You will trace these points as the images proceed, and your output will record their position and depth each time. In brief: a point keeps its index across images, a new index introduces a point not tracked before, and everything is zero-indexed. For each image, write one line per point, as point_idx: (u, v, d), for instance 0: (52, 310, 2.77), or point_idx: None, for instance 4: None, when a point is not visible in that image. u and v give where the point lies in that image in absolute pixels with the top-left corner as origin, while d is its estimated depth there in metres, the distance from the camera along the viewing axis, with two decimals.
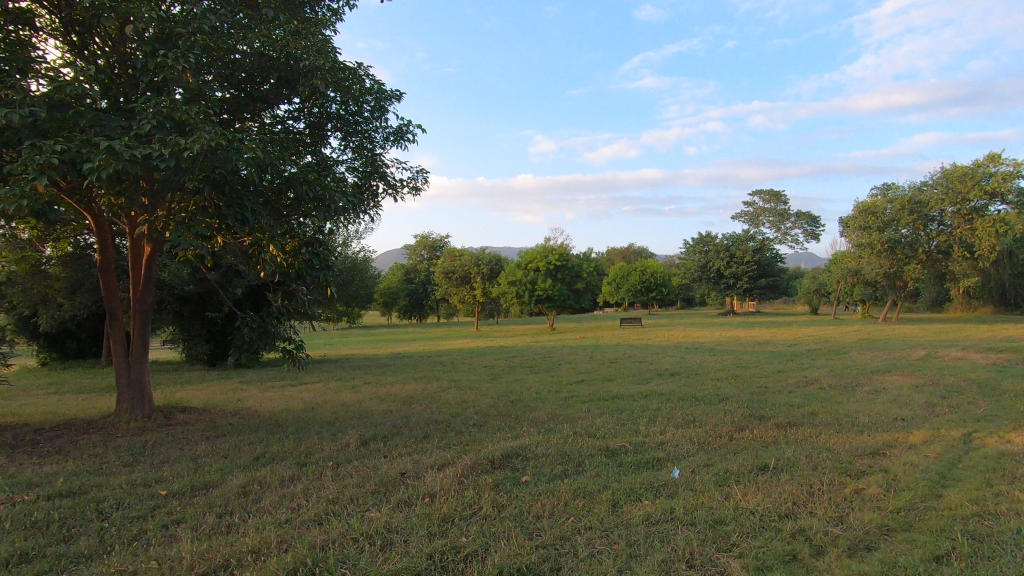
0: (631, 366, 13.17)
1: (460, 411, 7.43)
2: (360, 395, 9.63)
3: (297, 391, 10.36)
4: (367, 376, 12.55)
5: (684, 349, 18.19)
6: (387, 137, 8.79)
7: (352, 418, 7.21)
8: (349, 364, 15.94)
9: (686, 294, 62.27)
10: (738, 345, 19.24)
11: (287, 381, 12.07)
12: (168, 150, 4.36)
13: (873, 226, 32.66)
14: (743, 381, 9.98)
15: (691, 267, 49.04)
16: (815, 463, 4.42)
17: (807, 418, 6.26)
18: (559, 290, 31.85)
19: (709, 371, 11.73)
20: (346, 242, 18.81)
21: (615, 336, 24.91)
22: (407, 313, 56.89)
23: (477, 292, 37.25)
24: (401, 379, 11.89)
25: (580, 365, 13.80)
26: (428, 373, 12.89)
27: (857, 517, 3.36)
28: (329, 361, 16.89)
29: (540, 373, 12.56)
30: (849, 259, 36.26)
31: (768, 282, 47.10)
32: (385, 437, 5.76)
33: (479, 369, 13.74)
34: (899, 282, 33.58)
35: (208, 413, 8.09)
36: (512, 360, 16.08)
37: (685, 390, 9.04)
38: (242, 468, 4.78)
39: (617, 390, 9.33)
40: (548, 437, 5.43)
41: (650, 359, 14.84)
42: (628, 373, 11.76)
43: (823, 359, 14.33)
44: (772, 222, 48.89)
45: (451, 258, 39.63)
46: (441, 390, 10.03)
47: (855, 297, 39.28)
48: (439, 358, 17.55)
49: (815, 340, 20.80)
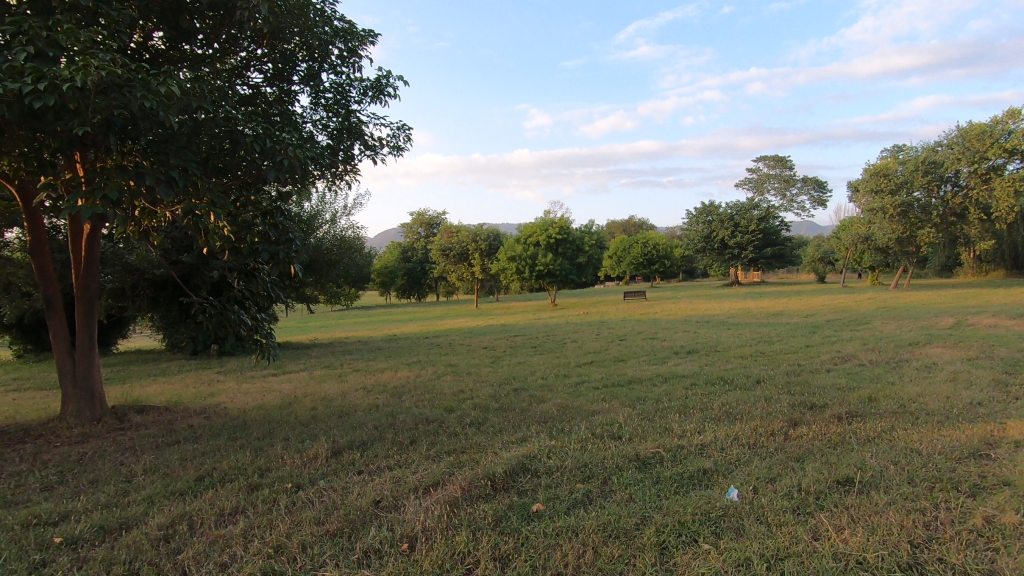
0: (643, 344, 12.21)
1: (456, 404, 6.44)
2: (346, 386, 8.65)
3: (276, 384, 9.35)
4: (358, 363, 11.56)
5: (695, 323, 17.23)
6: (364, 92, 7.62)
7: (329, 418, 6.20)
8: (340, 349, 14.96)
9: (689, 265, 61.17)
10: (752, 318, 18.26)
11: (270, 370, 11.10)
12: (42, 82, 3.26)
13: (886, 189, 31.46)
14: (772, 359, 8.99)
15: (694, 238, 47.87)
16: (910, 475, 3.41)
17: (867, 406, 5.25)
18: (560, 264, 30.79)
19: (729, 347, 10.75)
20: (334, 219, 17.69)
21: (620, 311, 23.95)
22: (405, 293, 55.91)
23: (476, 269, 36.19)
24: (395, 365, 10.91)
25: (588, 344, 12.81)
26: (424, 358, 11.92)
27: (1012, 569, 2.36)
28: (320, 346, 15.90)
29: (545, 354, 11.60)
30: (859, 225, 35.12)
31: (774, 252, 46.00)
32: (362, 445, 4.75)
33: (479, 351, 12.77)
34: (912, 248, 32.55)
35: (170, 413, 7.11)
36: (515, 340, 15.12)
37: (710, 371, 8.06)
38: (178, 495, 3.79)
39: (633, 373, 8.35)
40: (561, 441, 4.43)
41: (662, 335, 13.90)
42: (641, 352, 10.78)
43: (848, 330, 13.34)
44: (777, 189, 47.57)
45: (448, 234, 38.45)
46: (436, 378, 9.04)
47: (864, 264, 38.24)
48: (437, 340, 16.57)
49: (831, 309, 19.85)
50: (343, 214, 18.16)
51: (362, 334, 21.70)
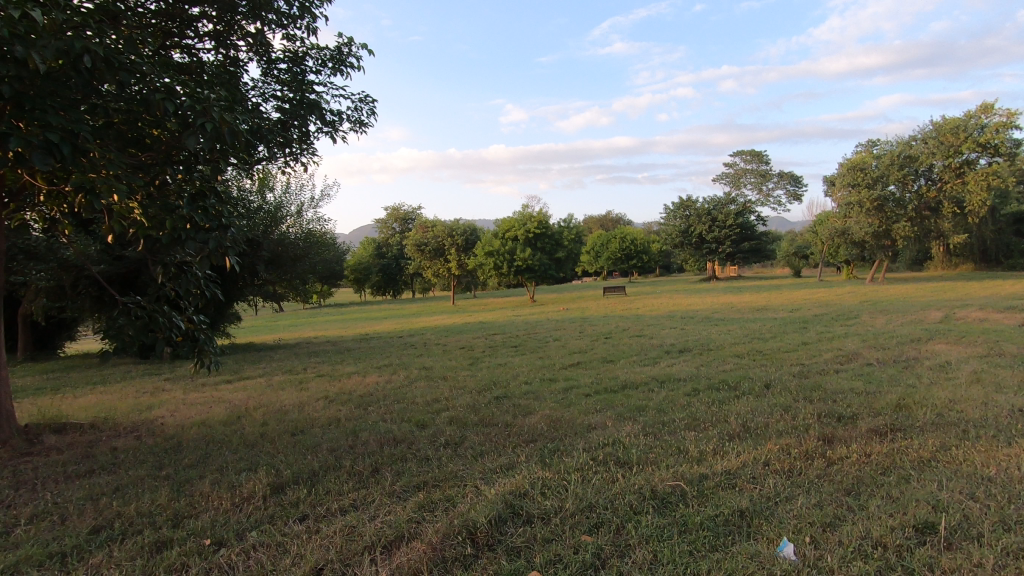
0: (631, 342, 11.51)
1: (429, 418, 5.58)
2: (307, 395, 7.71)
3: (228, 393, 8.34)
4: (323, 367, 10.59)
5: (681, 319, 16.65)
6: (324, 62, 6.69)
7: (279, 438, 5.29)
8: (306, 351, 13.93)
9: (666, 261, 61.19)
10: (737, 313, 17.80)
11: (224, 376, 10.06)
12: None
13: (863, 183, 31.50)
14: (773, 359, 8.33)
15: (671, 233, 47.68)
16: (1001, 515, 2.72)
17: (902, 416, 4.59)
18: (539, 259, 30.05)
19: (723, 346, 10.12)
20: (301, 211, 16.58)
21: (601, 307, 23.33)
22: (380, 290, 54.53)
23: (452, 265, 35.24)
24: (364, 369, 9.96)
25: (572, 343, 12.05)
26: (396, 360, 11.01)
27: None
28: (283, 348, 14.82)
29: (528, 354, 10.79)
30: (836, 219, 35.19)
31: (751, 246, 46.05)
32: (312, 477, 3.87)
33: (457, 351, 11.90)
34: (888, 242, 32.69)
35: (93, 432, 6.08)
36: (494, 338, 14.29)
37: (709, 373, 7.37)
38: (60, 559, 2.88)
39: (625, 376, 7.60)
40: (555, 468, 3.64)
41: (649, 333, 13.24)
42: (630, 352, 10.04)
43: (840, 325, 12.86)
44: (753, 184, 47.67)
45: (423, 229, 37.36)
46: (408, 384, 8.15)
47: (840, 258, 38.41)
48: (411, 340, 15.65)
49: (815, 304, 19.49)
50: (310, 206, 16.99)
51: (331, 334, 20.59)
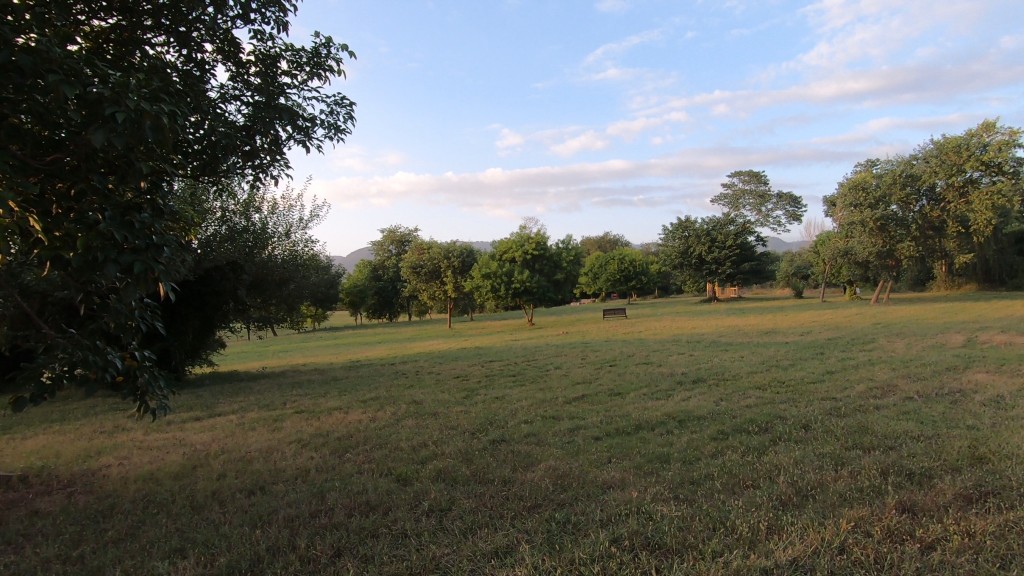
0: (639, 371, 10.69)
1: (414, 472, 4.73)
2: (279, 437, 6.83)
3: (192, 434, 7.44)
4: (304, 401, 9.70)
5: (687, 344, 15.85)
6: (300, 65, 6.01)
7: (232, 499, 4.43)
8: (290, 381, 13.04)
9: (664, 282, 60.59)
10: (745, 337, 17.02)
11: (194, 412, 9.16)
12: None
13: (865, 203, 31.06)
14: (800, 392, 7.52)
15: (670, 254, 47.10)
16: None
17: (986, 472, 3.78)
18: (537, 282, 29.31)
19: (739, 376, 9.30)
20: (290, 232, 15.82)
21: (602, 331, 22.52)
22: (376, 313, 53.60)
23: (449, 287, 34.49)
24: (349, 404, 9.07)
25: (575, 372, 11.20)
26: (385, 392, 10.13)
27: None
28: (267, 378, 13.92)
29: (528, 385, 9.94)
30: (838, 239, 34.68)
31: (751, 267, 45.50)
32: (254, 566, 3.04)
33: (451, 382, 11.03)
34: (892, 262, 32.12)
35: (19, 489, 5.17)
36: (491, 366, 13.42)
37: (733, 411, 6.54)
38: None
39: (638, 413, 6.77)
40: (569, 557, 2.81)
41: (656, 360, 12.42)
42: (639, 383, 9.21)
43: (859, 351, 12.09)
44: (751, 204, 47.35)
45: (419, 252, 36.66)
46: (395, 423, 7.29)
47: (843, 279, 37.83)
48: (403, 368, 14.77)
49: (825, 326, 18.75)
50: (298, 228, 16.21)
51: (321, 361, 19.66)
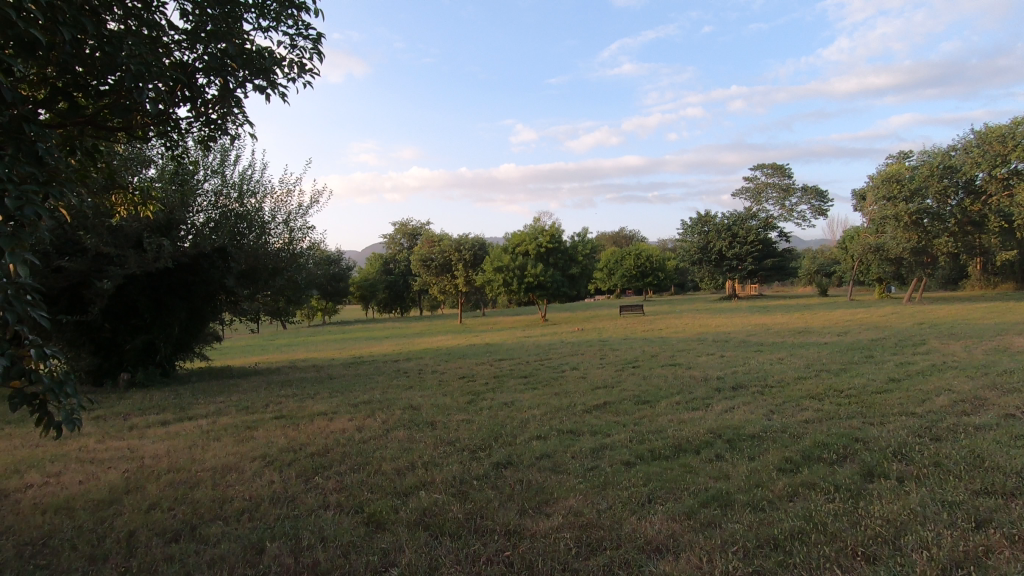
0: (667, 374, 9.49)
1: (392, 513, 3.61)
2: (246, 449, 5.76)
3: (149, 444, 6.38)
4: (290, 403, 8.65)
5: (714, 344, 14.55)
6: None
7: (148, 549, 3.34)
8: (281, 380, 12.01)
9: (681, 279, 59.00)
10: (778, 337, 15.67)
11: (167, 415, 8.14)
12: None
13: (900, 196, 29.50)
14: (869, 405, 6.26)
15: (689, 250, 45.57)
16: None
17: None
18: (552, 276, 28.09)
19: (785, 383, 8.04)
20: (290, 219, 14.75)
21: (620, 328, 21.28)
22: (386, 308, 52.78)
23: (459, 281, 33.44)
24: (337, 408, 7.99)
25: (594, 375, 10.02)
26: (380, 395, 9.03)
27: None
28: (260, 377, 12.97)
29: (541, 389, 8.79)
30: (868, 234, 33.04)
31: (774, 263, 43.83)
32: None
33: (456, 383, 9.93)
34: (926, 258, 30.39)
35: None
36: (501, 366, 12.27)
37: (794, 431, 5.32)
38: None
39: (675, 430, 5.57)
40: None
41: (684, 361, 11.22)
42: (669, 389, 8.01)
43: (914, 354, 10.77)
44: (774, 198, 45.61)
45: (429, 244, 35.61)
46: (384, 434, 6.19)
47: (871, 276, 36.11)
48: (406, 366, 13.68)
49: (864, 327, 17.30)
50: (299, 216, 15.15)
51: (322, 357, 18.69)
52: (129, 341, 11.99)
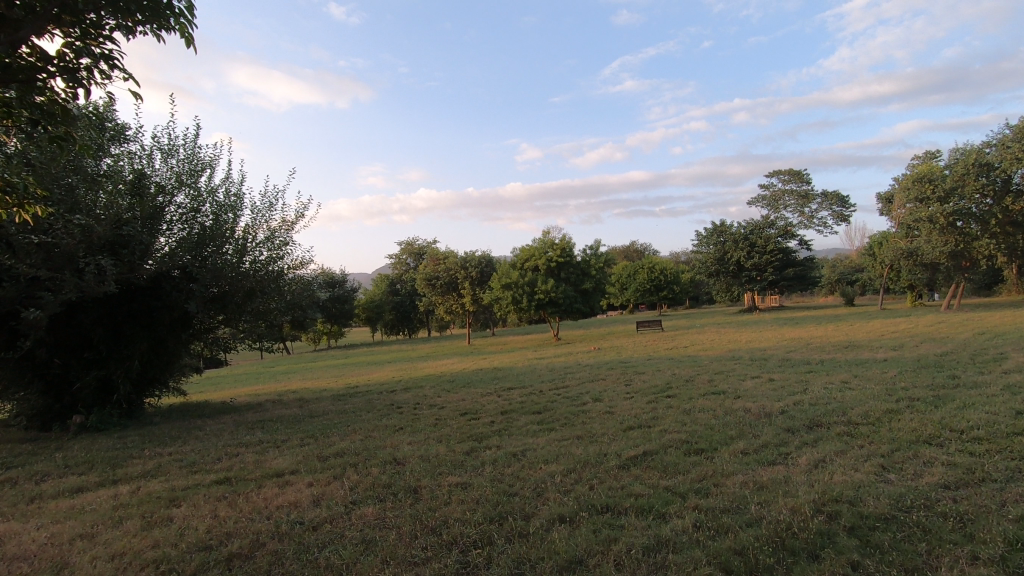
0: (712, 406, 7.72)
1: None
2: (153, 541, 4.11)
3: (32, 528, 4.71)
4: (246, 456, 6.96)
5: (753, 364, 12.73)
6: None
7: None
8: (255, 419, 10.38)
9: (696, 292, 57.03)
10: (823, 354, 13.81)
11: (91, 476, 6.48)
12: None
13: (933, 197, 27.80)
14: (1020, 459, 4.48)
15: (705, 261, 43.71)
16: None
17: None
18: (564, 291, 26.40)
19: (874, 419, 6.25)
20: (273, 234, 13.25)
21: (641, 346, 19.47)
22: (393, 329, 51.14)
23: (466, 300, 31.82)
24: (301, 464, 6.31)
25: (622, 409, 8.26)
26: (360, 442, 7.34)
27: None
28: (235, 414, 11.35)
29: (559, 431, 7.06)
30: (899, 239, 31.24)
31: (796, 273, 41.82)
32: None
33: (454, 423, 8.21)
34: (965, 262, 28.42)
35: None
36: (510, 397, 10.55)
37: (941, 510, 3.60)
38: None
39: (760, 508, 3.83)
40: None
41: (726, 388, 9.45)
42: (724, 430, 6.27)
43: (1005, 374, 8.94)
44: (793, 205, 43.76)
45: (434, 262, 34.05)
46: (348, 513, 4.51)
47: (903, 283, 34.07)
48: (401, 398, 12.00)
49: (918, 339, 15.42)
50: (285, 233, 13.72)
51: (315, 387, 17.04)
52: (81, 378, 10.45)
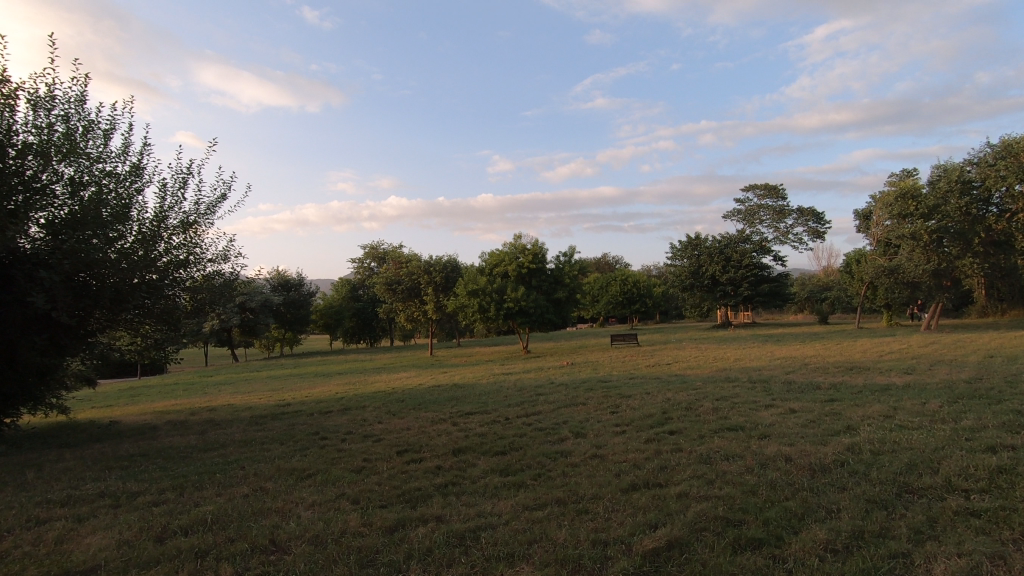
0: (738, 453, 5.69)
1: None
2: None
3: None
4: (55, 526, 4.56)
5: (758, 388, 10.82)
6: None
7: None
8: (127, 451, 7.83)
9: (668, 306, 55.87)
10: (833, 377, 12.02)
11: None
12: None
13: (916, 214, 26.88)
14: None
15: (679, 275, 42.40)
16: None
17: None
18: (535, 300, 24.33)
19: (991, 485, 4.30)
20: (182, 217, 10.93)
21: (621, 363, 17.47)
22: (353, 338, 48.06)
23: (429, 307, 29.43)
24: (123, 550, 3.98)
25: (614, 452, 6.12)
26: (241, 503, 5.03)
27: None
28: (110, 443, 8.78)
29: (530, 491, 4.89)
30: (878, 257, 30.45)
31: (771, 288, 40.69)
32: None
33: (383, 470, 5.92)
34: (947, 281, 27.67)
35: None
36: (467, 427, 8.29)
37: None
38: None
39: None
40: None
41: (741, 421, 7.45)
42: (774, 501, 4.22)
43: None
44: (768, 220, 43.00)
45: (396, 265, 31.58)
46: None
47: (879, 302, 33.34)
48: (331, 424, 9.59)
49: (929, 362, 13.83)
50: (201, 218, 11.41)
51: (240, 404, 14.41)
52: None
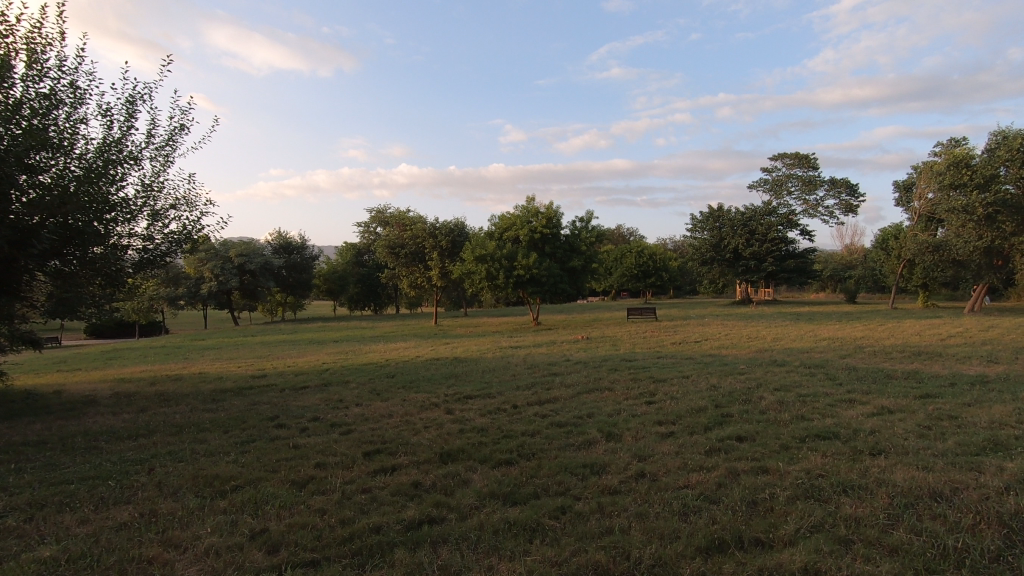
0: (860, 485, 3.81)
1: None
2: None
3: None
4: None
5: (821, 376, 8.85)
6: None
7: None
8: (27, 434, 6.10)
9: (684, 281, 53.68)
10: (905, 365, 10.02)
11: None
12: None
13: (970, 184, 24.33)
14: None
15: (700, 248, 40.14)
16: None
17: None
18: (547, 268, 22.34)
19: None
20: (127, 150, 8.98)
21: (644, 339, 15.54)
22: (357, 305, 46.51)
23: (433, 273, 27.54)
24: None
25: (668, 471, 4.23)
26: (105, 543, 3.25)
27: None
28: (23, 420, 7.08)
29: (551, 546, 3.04)
30: (919, 232, 28.32)
31: (797, 264, 38.35)
32: None
33: (336, 488, 4.10)
34: (998, 260, 25.51)
35: None
36: (463, 418, 6.44)
37: None
38: None
39: None
40: None
41: (829, 425, 5.53)
42: None
43: None
44: (797, 191, 40.39)
45: (400, 228, 29.62)
46: None
47: (916, 282, 31.17)
48: (298, 405, 7.77)
49: (1013, 350, 11.71)
50: (156, 156, 9.59)
51: (213, 373, 12.69)
52: None
